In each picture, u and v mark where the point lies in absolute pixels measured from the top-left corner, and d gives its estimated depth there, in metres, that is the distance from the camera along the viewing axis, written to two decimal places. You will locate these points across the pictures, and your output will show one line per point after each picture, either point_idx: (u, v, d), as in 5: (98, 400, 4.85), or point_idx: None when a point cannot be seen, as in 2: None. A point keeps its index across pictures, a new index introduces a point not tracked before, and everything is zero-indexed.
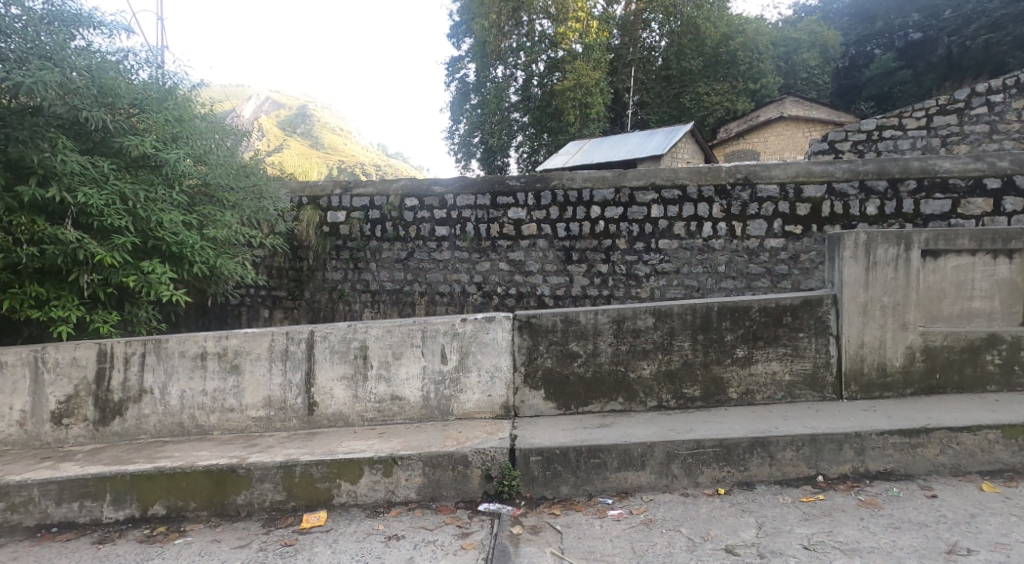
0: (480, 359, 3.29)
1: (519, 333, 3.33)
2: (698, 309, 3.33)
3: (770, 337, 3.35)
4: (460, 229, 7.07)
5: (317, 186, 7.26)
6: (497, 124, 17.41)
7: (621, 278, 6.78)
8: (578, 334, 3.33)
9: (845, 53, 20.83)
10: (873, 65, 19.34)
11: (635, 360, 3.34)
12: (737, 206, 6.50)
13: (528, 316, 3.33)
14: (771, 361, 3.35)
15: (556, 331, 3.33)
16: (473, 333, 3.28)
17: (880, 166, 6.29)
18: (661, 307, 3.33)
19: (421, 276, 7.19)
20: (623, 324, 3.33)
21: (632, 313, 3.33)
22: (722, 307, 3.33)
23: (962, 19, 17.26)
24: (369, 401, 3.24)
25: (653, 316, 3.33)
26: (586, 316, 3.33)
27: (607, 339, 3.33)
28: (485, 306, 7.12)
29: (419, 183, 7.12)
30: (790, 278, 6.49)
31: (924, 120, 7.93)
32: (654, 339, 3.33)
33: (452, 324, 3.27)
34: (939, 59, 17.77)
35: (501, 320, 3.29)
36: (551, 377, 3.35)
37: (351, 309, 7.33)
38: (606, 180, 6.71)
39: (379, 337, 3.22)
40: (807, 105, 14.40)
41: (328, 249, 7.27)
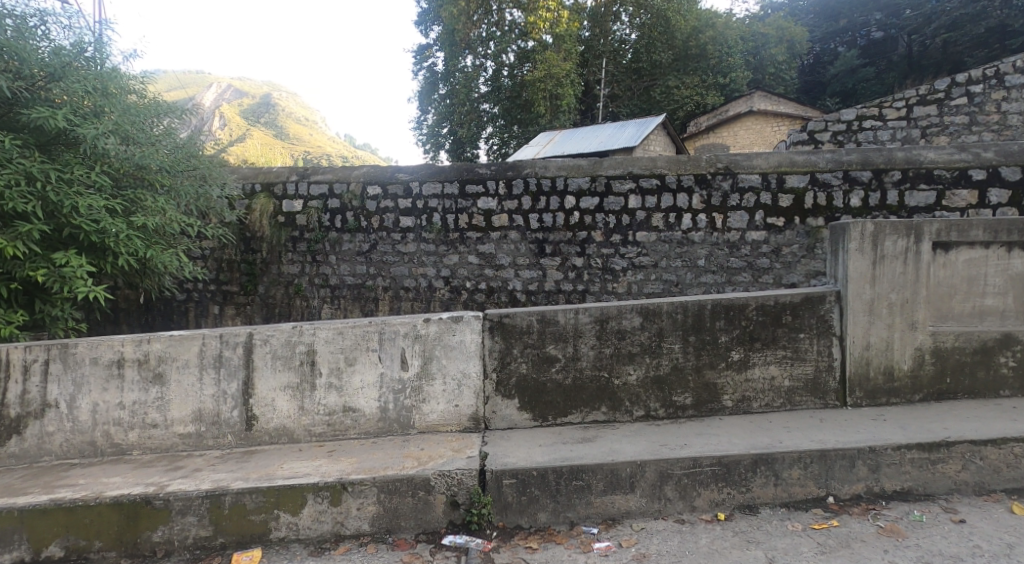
0: (445, 365, 2.91)
1: (490, 334, 2.95)
2: (689, 307, 2.99)
3: (768, 338, 3.01)
4: (426, 220, 6.66)
5: (272, 173, 6.79)
6: (465, 115, 16.93)
7: (597, 272, 6.44)
8: (556, 336, 2.97)
9: (811, 50, 20.81)
10: (837, 62, 19.35)
11: (619, 365, 2.98)
12: (718, 197, 6.19)
13: (500, 315, 2.96)
14: (769, 365, 3.01)
15: (530, 332, 2.96)
16: (437, 335, 2.90)
17: (864, 156, 6.02)
18: (648, 306, 2.98)
19: (384, 270, 6.77)
20: (606, 324, 2.97)
21: (616, 312, 2.97)
22: (715, 306, 2.99)
23: (924, 18, 17.33)
24: (317, 413, 2.85)
25: (639, 315, 2.98)
26: (565, 316, 2.96)
27: (588, 341, 2.97)
28: (452, 301, 6.71)
29: (382, 171, 6.69)
30: (772, 273, 6.20)
31: (904, 110, 7.64)
32: (641, 341, 2.98)
33: (414, 325, 2.89)
34: (901, 57, 17.80)
35: (470, 320, 2.92)
36: (525, 385, 2.97)
37: (307, 305, 6.86)
38: (581, 169, 6.36)
39: (329, 340, 2.84)
40: (775, 98, 13.99)
41: (283, 241, 6.78)
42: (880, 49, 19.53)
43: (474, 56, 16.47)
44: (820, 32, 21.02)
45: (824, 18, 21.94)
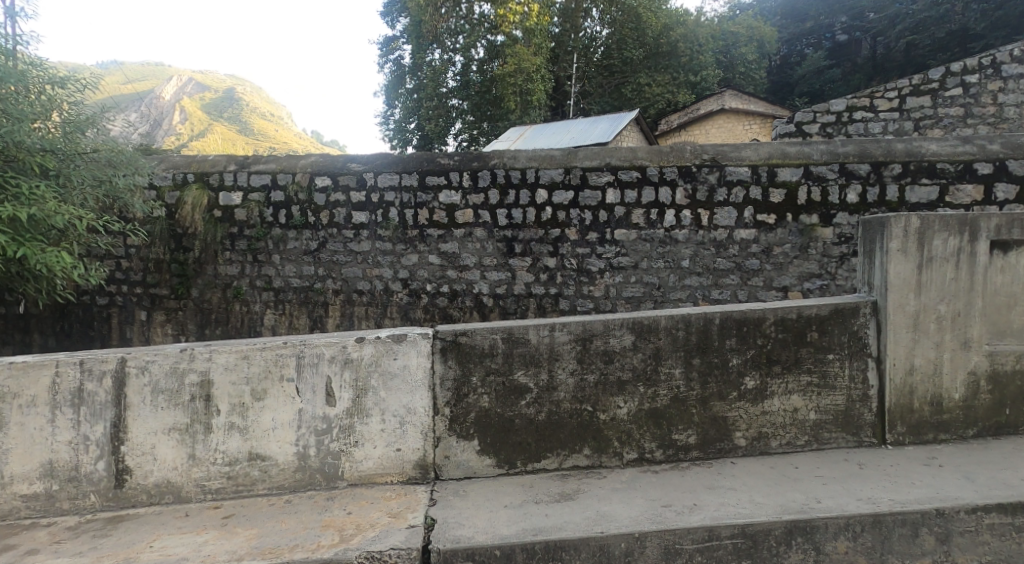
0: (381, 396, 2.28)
1: (443, 358, 2.33)
2: (692, 321, 2.39)
3: (789, 360, 2.42)
4: (381, 216, 5.98)
5: (206, 162, 6.07)
6: (432, 110, 16.26)
7: (571, 273, 5.82)
8: (526, 360, 2.35)
9: (778, 51, 20.59)
10: (803, 65, 19.14)
11: (606, 396, 2.38)
12: (704, 191, 5.61)
13: (456, 333, 2.34)
14: (790, 395, 2.41)
15: (494, 354, 2.35)
16: (374, 359, 2.28)
17: (861, 147, 5.46)
18: (641, 319, 2.39)
19: (334, 271, 6.07)
20: (589, 343, 2.37)
21: (602, 328, 2.38)
22: (725, 319, 2.40)
23: (889, 20, 17.13)
24: (214, 462, 2.18)
25: (631, 331, 2.38)
26: (537, 333, 2.36)
27: (567, 365, 2.37)
28: (412, 306, 6.04)
29: (332, 161, 6.01)
30: (762, 275, 5.64)
31: (896, 101, 6.85)
32: (633, 365, 2.38)
33: (343, 347, 2.26)
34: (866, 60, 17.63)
35: (416, 340, 2.30)
36: (487, 422, 2.34)
37: (248, 310, 6.14)
38: (554, 160, 5.73)
39: (229, 368, 2.19)
40: (746, 97, 13.55)
41: (219, 238, 6.05)
42: (845, 52, 19.87)
43: (442, 50, 15.86)
44: (787, 33, 20.86)
45: (792, 19, 21.73)
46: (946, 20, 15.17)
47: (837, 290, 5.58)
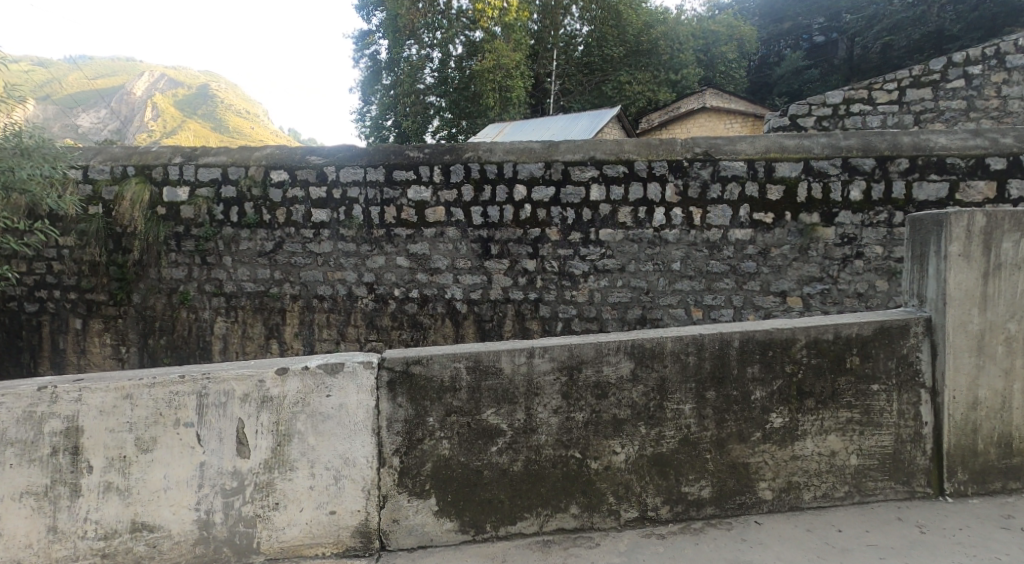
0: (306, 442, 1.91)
1: (390, 394, 1.92)
2: (706, 344, 1.92)
3: (825, 391, 1.94)
4: (344, 213, 5.45)
5: (149, 154, 5.53)
6: (410, 107, 15.52)
7: (552, 277, 5.32)
8: (496, 395, 1.93)
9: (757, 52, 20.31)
10: (783, 65, 18.84)
11: (599, 440, 1.93)
12: (696, 188, 5.12)
13: (409, 361, 1.93)
14: (826, 436, 1.94)
15: (452, 386, 1.93)
16: (298, 398, 1.90)
17: (864, 140, 4.93)
18: (639, 340, 1.94)
19: (292, 275, 5.54)
20: (575, 374, 1.93)
21: (592, 354, 1.93)
22: (748, 341, 1.92)
23: (869, 19, 16.82)
24: (79, 525, 1.89)
25: (628, 357, 1.93)
26: (511, 361, 1.93)
27: (548, 402, 1.93)
28: (377, 313, 5.52)
29: (290, 154, 5.48)
30: (758, 278, 5.15)
31: (896, 93, 6.11)
32: (630, 399, 1.93)
33: (258, 383, 1.88)
34: (843, 62, 17.34)
35: (355, 371, 1.91)
36: (447, 474, 1.93)
37: (196, 317, 5.62)
38: (534, 153, 5.25)
39: (105, 417, 1.86)
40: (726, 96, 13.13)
41: (162, 238, 5.52)
42: (822, 53, 19.76)
43: (419, 45, 15.30)
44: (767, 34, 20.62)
45: (772, 20, 21.50)
46: (925, 21, 14.88)
47: (839, 295, 5.06)
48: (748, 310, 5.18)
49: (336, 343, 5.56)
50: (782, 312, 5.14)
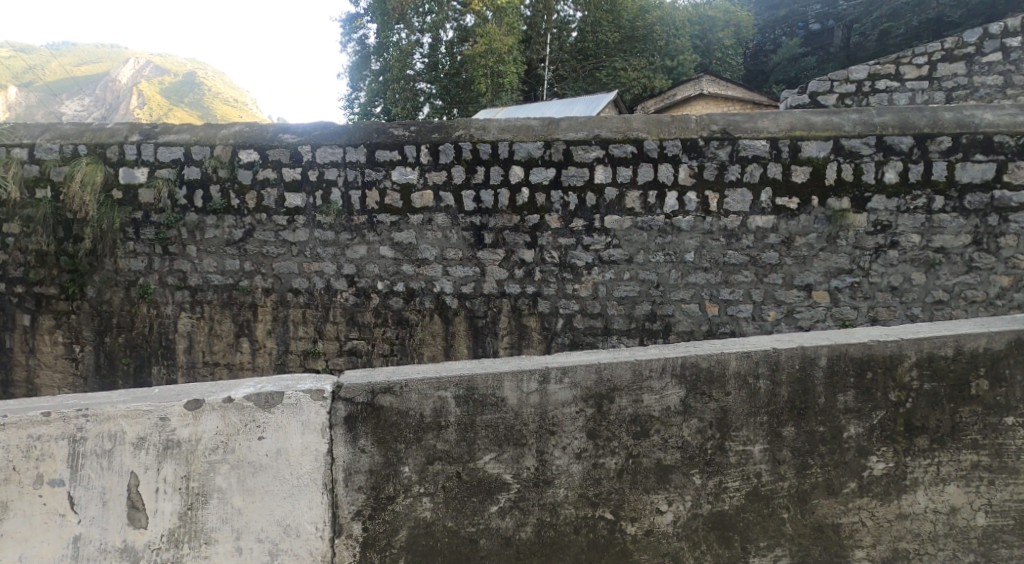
0: (239, 498, 1.93)
1: (352, 440, 1.95)
2: (785, 364, 2.02)
3: (932, 426, 2.04)
4: (321, 198, 4.90)
5: (103, 131, 4.96)
6: (400, 93, 14.73)
7: (552, 269, 4.81)
8: (491, 428, 1.98)
9: (752, 40, 19.81)
10: (778, 53, 18.36)
11: (652, 494, 2.01)
12: (712, 170, 4.60)
13: (383, 386, 1.96)
14: (936, 482, 2.05)
15: (426, 420, 1.97)
16: (201, 450, 1.93)
17: (901, 116, 4.42)
18: (688, 358, 2.01)
19: (264, 266, 5.00)
20: (602, 406, 2.00)
21: (629, 379, 2.00)
22: (834, 362, 2.02)
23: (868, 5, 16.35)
24: None
25: (686, 385, 2.01)
26: (525, 386, 1.98)
27: (577, 441, 2.00)
28: (359, 308, 5.00)
29: (260, 131, 4.92)
30: (780, 270, 4.65)
31: (926, 68, 5.60)
32: (683, 438, 2.01)
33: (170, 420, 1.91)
34: (840, 50, 16.91)
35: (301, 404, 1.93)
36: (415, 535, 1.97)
37: (157, 313, 5.10)
38: (532, 130, 4.69)
39: None
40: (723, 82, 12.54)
41: (118, 225, 4.97)
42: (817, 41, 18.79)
43: (408, 30, 14.72)
44: (762, 23, 20.15)
45: (768, 8, 21.03)
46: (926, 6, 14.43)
47: (870, 289, 4.58)
48: (769, 306, 4.69)
49: (313, 342, 5.06)
50: (806, 308, 4.65)
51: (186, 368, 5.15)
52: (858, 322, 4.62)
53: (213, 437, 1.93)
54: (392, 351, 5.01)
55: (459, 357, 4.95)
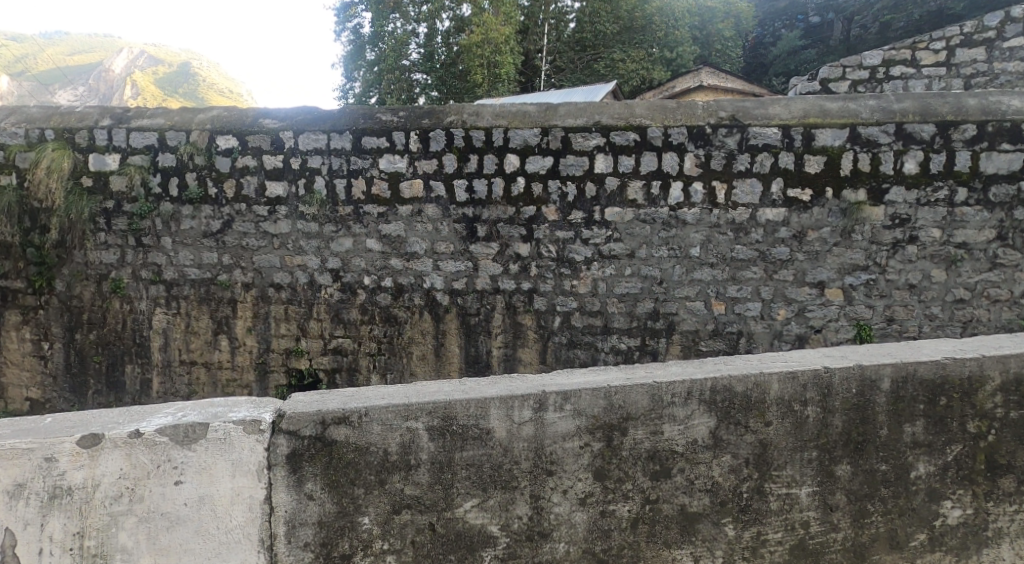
0: (149, 555, 1.89)
1: (296, 488, 1.92)
2: (840, 392, 2.03)
3: (1007, 465, 2.08)
4: (303, 187, 4.61)
5: (72, 114, 4.65)
6: (395, 84, 14.47)
7: (548, 263, 4.53)
8: (473, 463, 1.95)
9: (752, 32, 19.48)
10: (779, 44, 18.04)
11: (693, 543, 2.02)
12: (720, 159, 4.31)
13: (342, 413, 1.92)
14: (1005, 526, 2.10)
15: (391, 458, 1.93)
16: (98, 499, 1.88)
17: (922, 102, 4.15)
18: (718, 379, 2.00)
19: (244, 259, 4.72)
20: (612, 440, 1.98)
21: (648, 405, 1.99)
22: (896, 389, 2.04)
23: None
24: None
25: (716, 414, 2.01)
26: (520, 414, 1.95)
27: (596, 481, 1.99)
28: (345, 305, 4.72)
29: (239, 116, 4.62)
30: (792, 266, 4.37)
31: (944, 54, 5.33)
32: (728, 479, 2.02)
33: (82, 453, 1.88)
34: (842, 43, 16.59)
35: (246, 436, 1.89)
36: None
37: (131, 309, 4.82)
38: (528, 116, 4.40)
39: None
40: (723, 74, 12.20)
41: (88, 215, 4.68)
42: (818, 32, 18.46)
43: (403, 19, 14.41)
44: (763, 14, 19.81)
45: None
46: None
47: (887, 287, 4.32)
48: (779, 304, 4.42)
49: (296, 340, 4.78)
50: (818, 307, 4.39)
51: (162, 367, 4.86)
52: (873, 322, 4.36)
53: (115, 482, 1.88)
54: (379, 350, 4.73)
55: (451, 357, 4.67)
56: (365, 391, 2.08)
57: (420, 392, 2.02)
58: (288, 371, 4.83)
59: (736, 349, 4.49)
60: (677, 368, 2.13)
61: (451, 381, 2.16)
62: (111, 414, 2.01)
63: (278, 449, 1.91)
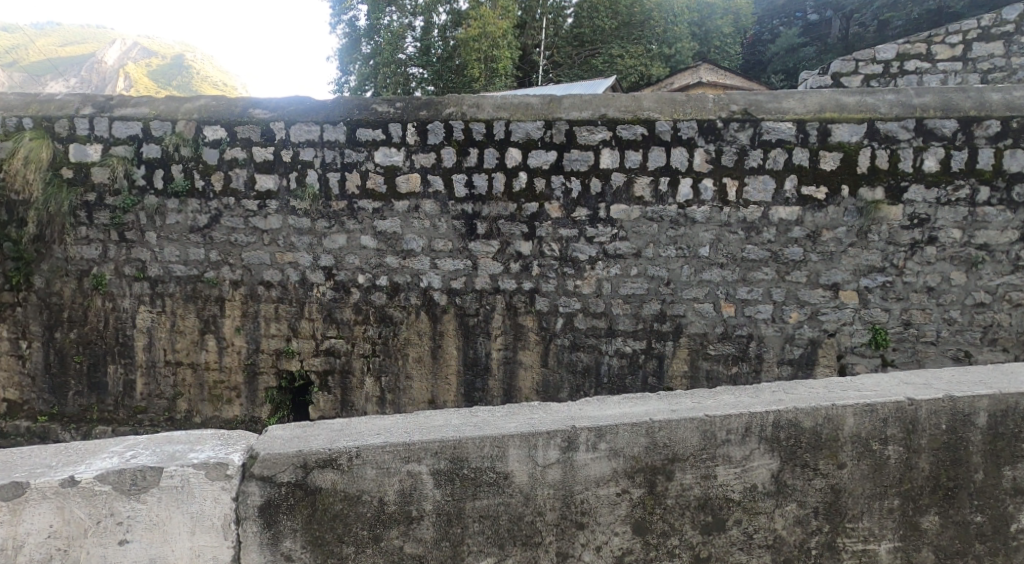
0: None
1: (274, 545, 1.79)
2: (922, 430, 1.91)
3: None
4: (295, 180, 4.40)
5: (52, 103, 4.43)
6: (392, 78, 14.16)
7: (551, 262, 4.34)
8: (485, 514, 1.84)
9: (751, 29, 19.28)
10: (778, 42, 17.84)
11: None
12: (731, 155, 4.13)
13: (335, 450, 1.79)
14: None
15: (388, 508, 1.81)
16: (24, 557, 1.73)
17: (943, 97, 3.97)
18: (781, 413, 1.90)
19: (232, 256, 4.51)
20: (655, 486, 1.88)
21: (699, 443, 1.88)
22: (992, 426, 1.92)
23: None
24: None
25: (780, 456, 1.90)
26: (545, 455, 1.84)
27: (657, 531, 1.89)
28: (338, 304, 4.51)
29: (227, 106, 4.41)
30: (805, 267, 4.19)
31: (960, 48, 5.15)
32: (802, 531, 1.92)
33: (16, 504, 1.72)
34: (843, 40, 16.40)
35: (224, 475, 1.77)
36: None
37: (113, 307, 4.60)
38: (531, 108, 4.20)
39: None
40: (723, 71, 12.00)
41: (68, 209, 4.47)
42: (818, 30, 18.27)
43: (400, 12, 14.21)
44: (763, 11, 19.61)
45: None
46: None
47: (904, 290, 4.15)
48: (791, 307, 4.24)
49: (287, 340, 4.58)
50: (832, 310, 4.21)
51: (146, 367, 4.65)
52: (889, 325, 4.19)
53: (46, 541, 1.73)
54: (373, 351, 4.53)
55: (448, 359, 4.48)
56: (356, 423, 1.97)
57: (416, 427, 1.90)
58: (278, 372, 4.62)
59: (746, 353, 4.31)
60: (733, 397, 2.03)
61: (461, 411, 2.04)
62: (45, 456, 1.86)
63: (251, 497, 1.78)
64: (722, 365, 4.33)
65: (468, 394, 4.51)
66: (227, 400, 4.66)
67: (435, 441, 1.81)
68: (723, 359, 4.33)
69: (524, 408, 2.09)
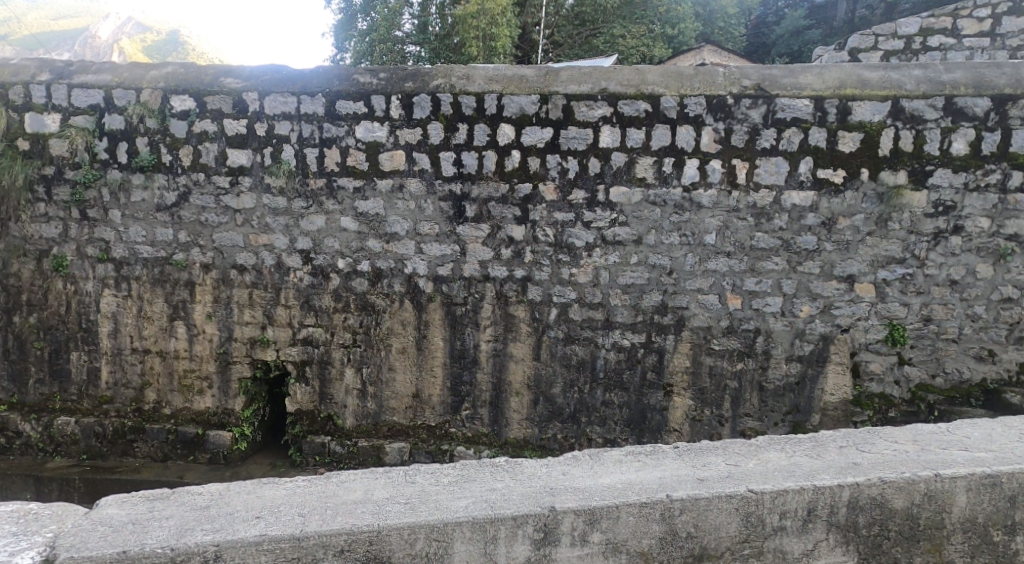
0: None
1: None
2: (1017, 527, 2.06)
3: None
4: (270, 156, 4.07)
5: (6, 68, 4.11)
6: (387, 52, 13.65)
7: (545, 249, 4.02)
8: None
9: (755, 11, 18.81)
10: (783, 24, 17.38)
11: None
12: (741, 134, 3.80)
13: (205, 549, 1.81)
14: None
15: None
16: None
17: (975, 73, 3.65)
18: (863, 490, 2.00)
19: (203, 237, 4.19)
20: None
21: (746, 533, 1.98)
22: None
23: None
24: None
25: (855, 552, 2.02)
26: (510, 551, 1.90)
27: None
28: (316, 291, 4.20)
29: (196, 74, 4.07)
30: (819, 258, 3.88)
31: (987, 23, 4.82)
32: None
33: None
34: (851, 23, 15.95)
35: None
36: None
37: (75, 290, 4.29)
38: (525, 81, 3.87)
39: None
40: (727, 52, 11.58)
41: (25, 184, 4.15)
42: None
43: None
44: None
45: None
46: None
47: (925, 283, 3.85)
48: (802, 300, 3.94)
49: (262, 328, 4.27)
50: (847, 303, 3.91)
51: (111, 355, 4.34)
52: (907, 321, 3.89)
53: None
54: (354, 341, 4.23)
55: (434, 351, 4.18)
56: (229, 497, 2.01)
57: (313, 511, 1.93)
58: (252, 363, 4.31)
59: (753, 348, 4.01)
60: (792, 463, 2.12)
61: (391, 478, 2.09)
62: None
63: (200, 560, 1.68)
64: (727, 361, 4.03)
65: (454, 389, 4.21)
66: (198, 391, 4.35)
67: (337, 537, 1.84)
68: (728, 355, 4.02)
69: (487, 469, 2.14)
